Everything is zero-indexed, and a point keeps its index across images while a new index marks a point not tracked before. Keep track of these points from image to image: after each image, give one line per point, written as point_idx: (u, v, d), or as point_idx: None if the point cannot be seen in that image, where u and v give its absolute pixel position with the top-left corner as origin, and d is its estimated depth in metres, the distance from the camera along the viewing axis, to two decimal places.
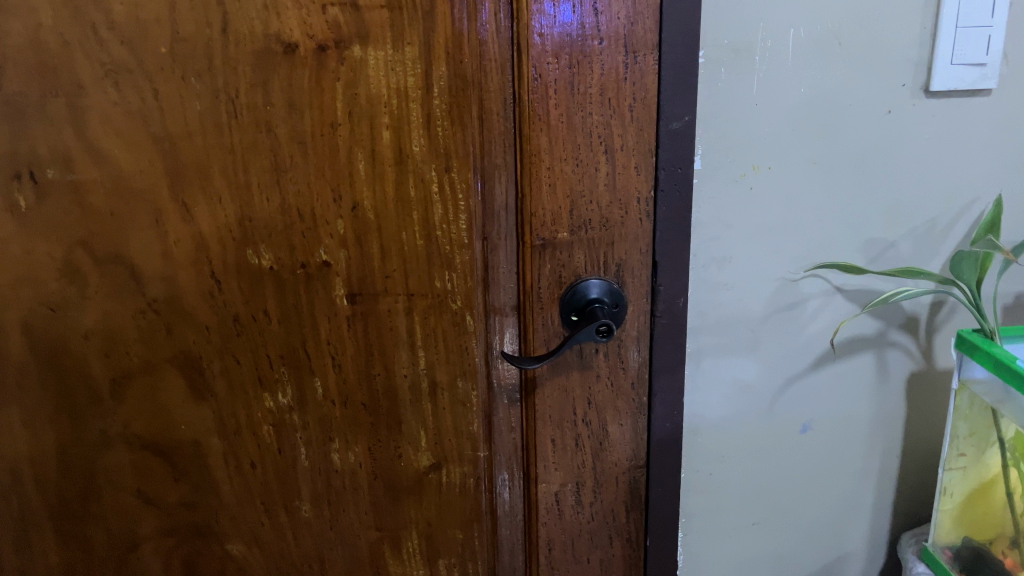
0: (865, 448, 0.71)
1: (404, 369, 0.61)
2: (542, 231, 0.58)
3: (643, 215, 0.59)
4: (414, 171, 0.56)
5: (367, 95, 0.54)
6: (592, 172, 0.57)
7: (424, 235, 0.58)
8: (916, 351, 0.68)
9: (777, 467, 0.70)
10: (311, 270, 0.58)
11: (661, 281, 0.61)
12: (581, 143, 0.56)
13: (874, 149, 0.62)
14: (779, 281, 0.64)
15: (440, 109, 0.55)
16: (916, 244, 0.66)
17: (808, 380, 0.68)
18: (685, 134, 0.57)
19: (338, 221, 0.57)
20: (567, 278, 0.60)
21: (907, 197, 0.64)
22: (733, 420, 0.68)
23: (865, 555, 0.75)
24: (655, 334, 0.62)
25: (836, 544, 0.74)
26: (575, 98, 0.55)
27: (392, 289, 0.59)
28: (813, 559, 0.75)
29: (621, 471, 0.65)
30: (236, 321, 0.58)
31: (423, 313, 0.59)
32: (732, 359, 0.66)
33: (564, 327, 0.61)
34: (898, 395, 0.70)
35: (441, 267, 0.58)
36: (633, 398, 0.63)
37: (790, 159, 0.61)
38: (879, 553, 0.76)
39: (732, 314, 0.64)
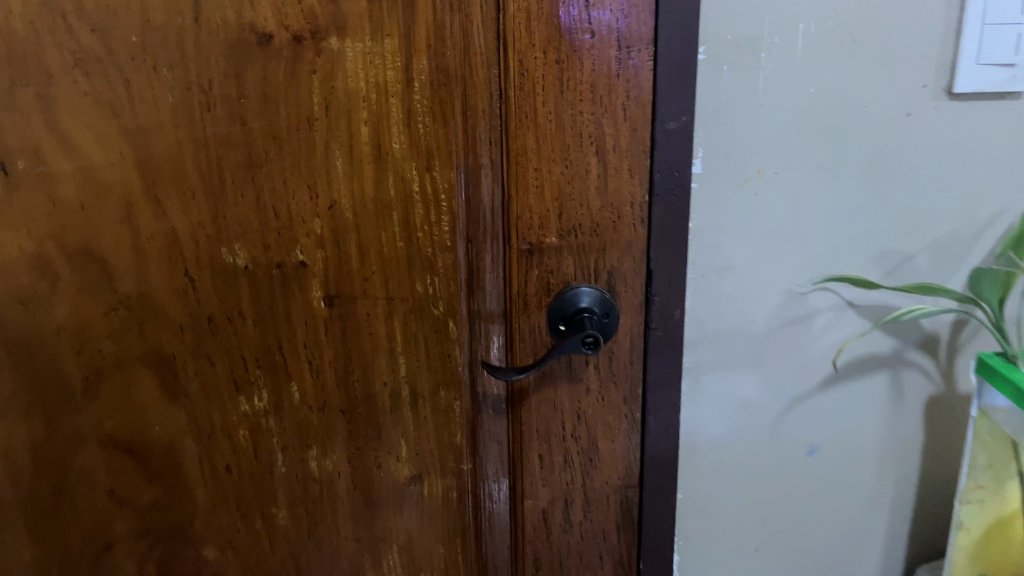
0: (878, 474, 0.66)
1: (384, 376, 0.58)
2: (529, 235, 0.55)
3: (637, 221, 0.55)
4: (394, 170, 0.54)
5: (345, 89, 0.52)
6: (582, 174, 0.54)
7: (404, 237, 0.55)
8: (936, 374, 0.64)
9: (782, 491, 0.66)
10: (287, 271, 0.56)
11: (656, 291, 0.57)
12: (570, 143, 0.53)
13: (891, 155, 0.58)
14: (785, 293, 0.60)
15: (422, 105, 0.52)
16: (936, 258, 0.61)
17: (816, 400, 0.64)
18: (682, 135, 0.54)
19: (315, 220, 0.55)
20: (556, 285, 0.57)
21: (926, 207, 0.59)
22: (734, 439, 0.64)
23: None
24: (649, 347, 0.59)
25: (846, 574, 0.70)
26: (565, 96, 0.52)
27: (371, 291, 0.56)
28: None
29: (611, 489, 0.62)
30: (211, 321, 0.57)
31: (403, 317, 0.57)
32: (733, 374, 0.62)
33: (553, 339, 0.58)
34: (916, 420, 0.65)
35: (423, 272, 0.56)
36: (626, 414, 0.60)
37: (799, 163, 0.57)
38: None
39: (734, 327, 0.61)
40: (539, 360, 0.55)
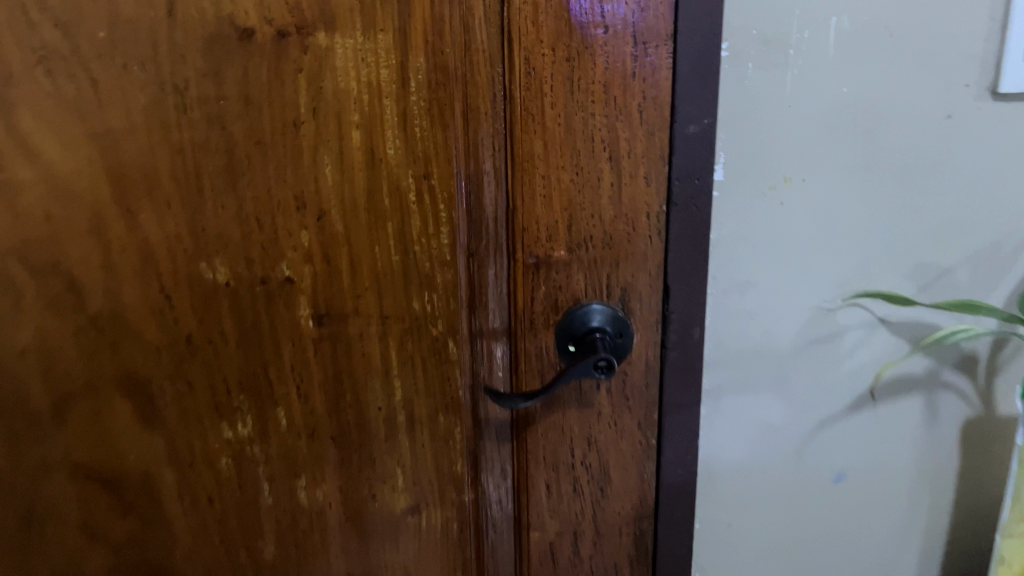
0: (910, 503, 0.62)
1: (378, 402, 0.54)
2: (535, 248, 0.51)
3: (653, 233, 0.51)
4: (388, 178, 0.49)
5: (334, 89, 0.47)
6: (594, 182, 0.49)
7: (400, 251, 0.51)
8: (974, 396, 0.59)
9: (806, 520, 0.61)
10: (272, 287, 0.51)
11: (673, 308, 0.53)
12: (581, 149, 0.48)
13: (928, 161, 0.53)
14: (812, 309, 0.56)
15: (418, 107, 0.48)
16: (975, 272, 0.56)
17: (844, 424, 0.59)
18: (703, 139, 0.49)
19: (302, 232, 0.50)
20: (565, 303, 0.52)
21: (966, 217, 0.55)
22: (756, 465, 0.59)
23: None
24: (666, 369, 0.54)
25: None
26: (575, 97, 0.47)
27: (364, 309, 0.52)
28: None
29: (624, 521, 0.58)
30: (190, 342, 0.52)
31: (399, 337, 0.53)
32: (755, 397, 0.58)
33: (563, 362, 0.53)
34: (951, 445, 0.60)
35: (420, 288, 0.52)
36: (640, 441, 0.56)
37: (827, 169, 0.53)
38: None
39: (756, 346, 0.56)
40: (548, 386, 0.50)
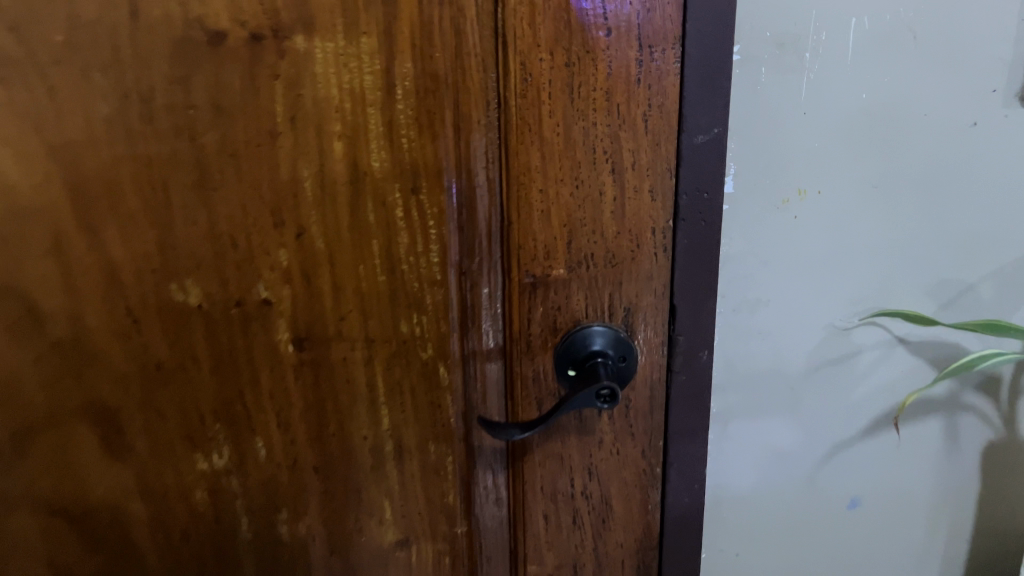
0: (927, 529, 0.59)
1: (364, 431, 0.50)
2: (532, 266, 0.47)
3: (659, 250, 0.47)
4: (373, 193, 0.45)
5: (313, 97, 0.43)
6: (596, 197, 0.46)
7: (386, 270, 0.47)
8: (996, 419, 0.56)
9: (818, 548, 0.59)
10: (248, 310, 0.48)
11: (680, 329, 0.49)
12: (582, 160, 0.45)
13: (950, 171, 0.50)
14: (827, 329, 0.52)
15: (405, 116, 0.44)
16: (1000, 289, 0.53)
17: (859, 449, 0.56)
18: (713, 149, 0.45)
19: (280, 250, 0.46)
20: (564, 325, 0.48)
21: (992, 231, 0.51)
22: (765, 492, 0.56)
23: None
24: (672, 394, 0.51)
25: None
26: (575, 105, 0.44)
27: (348, 332, 0.48)
28: None
29: (628, 553, 0.54)
30: (160, 368, 0.49)
31: (386, 362, 0.49)
32: (765, 421, 0.54)
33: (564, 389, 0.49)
34: (971, 469, 0.57)
35: (408, 309, 0.48)
36: (644, 469, 0.52)
37: (844, 181, 0.49)
38: None
39: (767, 367, 0.53)
40: (546, 415, 0.47)
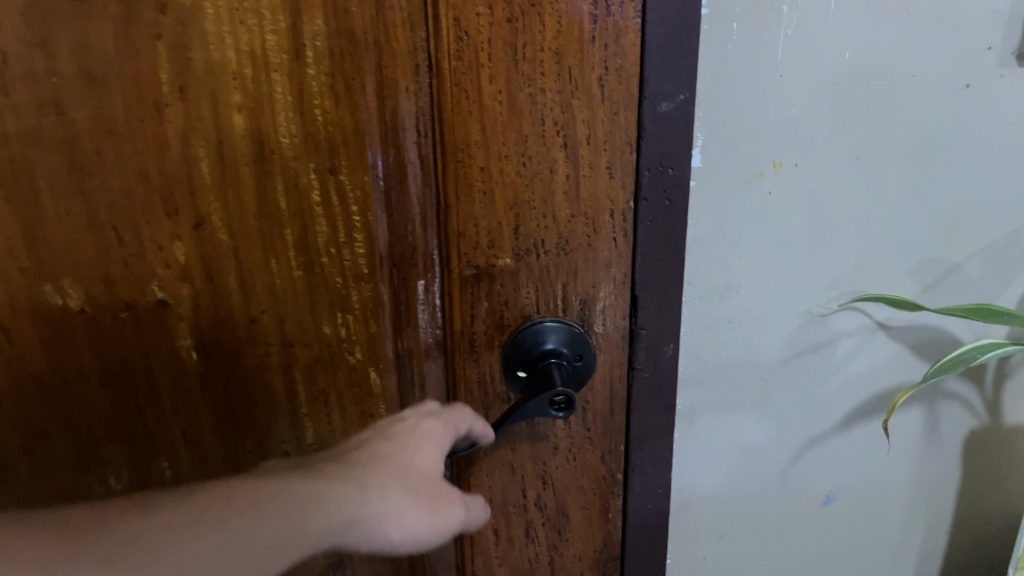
0: (905, 520, 0.56)
1: (286, 445, 0.45)
2: (474, 256, 0.41)
3: (618, 234, 0.41)
4: (283, 174, 0.38)
5: (205, 61, 0.36)
6: (547, 175, 0.39)
7: (303, 264, 0.40)
8: (979, 405, 0.53)
9: (788, 546, 0.55)
10: (141, 313, 0.41)
11: (643, 322, 0.44)
12: (529, 133, 0.38)
13: (941, 140, 0.46)
14: (802, 315, 0.48)
15: (318, 83, 0.37)
16: (986, 266, 0.50)
17: (836, 443, 0.52)
18: (678, 119, 0.39)
19: (176, 244, 0.39)
20: (512, 321, 0.42)
21: (979, 204, 0.48)
22: (733, 492, 0.52)
23: None
24: (633, 394, 0.46)
25: None
26: (519, 69, 0.37)
27: (261, 336, 0.42)
28: None
29: (586, 566, 0.49)
30: (38, 384, 0.41)
31: (308, 368, 0.43)
32: (736, 417, 0.50)
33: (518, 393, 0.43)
34: (952, 458, 0.54)
35: (332, 309, 0.42)
36: (604, 475, 0.47)
37: (826, 152, 0.44)
38: None
39: (737, 359, 0.48)
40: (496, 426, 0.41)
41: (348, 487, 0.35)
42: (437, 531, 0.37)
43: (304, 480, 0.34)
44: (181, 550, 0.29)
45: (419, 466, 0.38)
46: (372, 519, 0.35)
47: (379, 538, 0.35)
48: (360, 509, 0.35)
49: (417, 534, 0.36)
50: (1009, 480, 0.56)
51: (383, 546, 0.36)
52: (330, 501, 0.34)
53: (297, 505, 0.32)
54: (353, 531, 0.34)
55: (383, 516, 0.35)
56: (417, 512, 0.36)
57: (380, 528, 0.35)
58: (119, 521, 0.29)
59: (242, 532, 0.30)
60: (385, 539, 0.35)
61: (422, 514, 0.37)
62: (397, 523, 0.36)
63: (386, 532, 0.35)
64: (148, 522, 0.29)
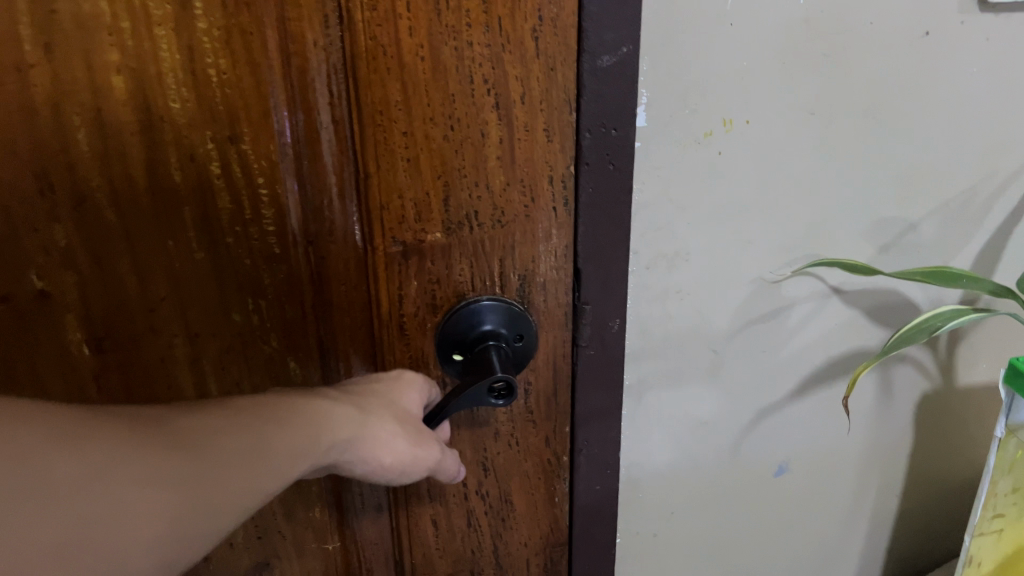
0: (858, 486, 0.55)
1: None
2: (399, 232, 0.37)
3: (559, 203, 0.38)
4: (175, 144, 0.34)
5: (74, 13, 0.31)
6: (478, 140, 0.35)
7: (206, 246, 0.36)
8: (933, 368, 0.52)
9: (740, 517, 0.53)
10: (21, 306, 0.35)
11: (587, 296, 0.41)
12: (456, 93, 0.34)
13: (900, 92, 0.43)
14: (755, 282, 0.45)
15: (210, 38, 0.32)
16: (943, 226, 0.48)
17: (788, 412, 0.50)
18: (620, 75, 0.36)
19: (54, 226, 0.34)
20: (445, 301, 0.38)
21: (936, 160, 0.46)
22: (684, 466, 0.50)
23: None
24: (577, 372, 0.43)
25: None
26: (444, 19, 0.32)
27: (163, 326, 0.37)
28: None
29: (532, 553, 0.46)
30: None
31: (219, 359, 0.39)
32: (686, 390, 0.47)
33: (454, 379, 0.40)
34: (906, 420, 0.54)
35: (241, 293, 0.37)
36: (549, 459, 0.44)
37: (780, 107, 0.41)
38: None
39: (687, 331, 0.45)
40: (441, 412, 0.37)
41: (349, 406, 0.32)
42: (420, 464, 0.35)
43: (307, 396, 0.31)
44: (228, 451, 0.26)
45: (405, 402, 0.36)
46: (368, 440, 0.33)
47: (370, 463, 0.34)
48: (359, 429, 0.33)
49: (401, 464, 0.35)
50: (958, 435, 0.56)
51: (372, 471, 0.34)
52: (332, 417, 0.31)
53: (310, 420, 0.30)
54: (350, 449, 0.32)
55: (377, 439, 0.33)
56: (403, 442, 0.34)
57: (371, 452, 0.33)
58: (159, 417, 0.26)
59: (270, 439, 0.28)
60: (376, 462, 0.34)
61: (408, 444, 0.35)
62: (388, 448, 0.34)
63: (377, 455, 0.34)
64: (181, 420, 0.26)
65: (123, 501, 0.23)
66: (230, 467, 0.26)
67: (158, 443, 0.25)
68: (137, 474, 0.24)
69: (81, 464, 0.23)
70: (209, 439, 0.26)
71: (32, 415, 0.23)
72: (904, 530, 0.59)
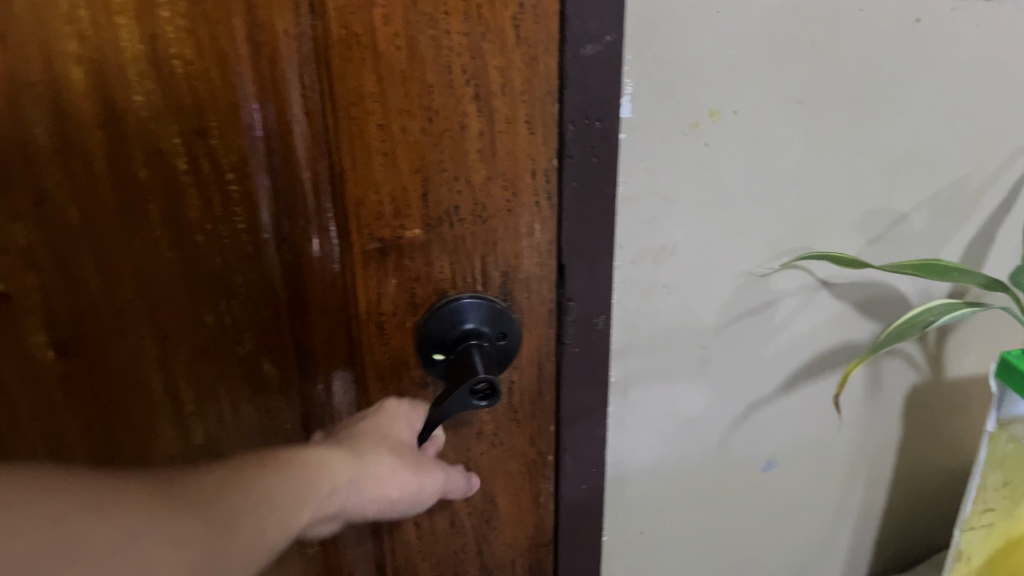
0: (846, 479, 0.55)
1: (171, 451, 0.39)
2: (377, 228, 0.35)
3: (542, 197, 0.36)
4: (140, 138, 0.32)
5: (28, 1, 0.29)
6: (457, 133, 0.33)
7: (175, 245, 0.34)
8: (922, 360, 0.53)
9: (727, 512, 0.53)
10: None
11: (571, 292, 0.40)
12: (434, 84, 0.32)
13: (890, 81, 0.42)
14: (742, 276, 0.44)
15: (174, 28, 0.30)
16: (932, 216, 0.48)
17: (775, 406, 0.50)
18: (604, 65, 0.35)
19: (13, 226, 0.33)
20: (424, 299, 0.37)
21: (927, 149, 0.45)
22: (672, 462, 0.49)
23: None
24: (562, 371, 0.41)
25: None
26: (421, 6, 0.31)
27: (131, 329, 0.36)
28: None
29: (517, 554, 0.45)
30: None
31: (191, 361, 0.37)
32: (673, 386, 0.46)
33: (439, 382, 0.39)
34: (894, 415, 0.54)
35: (213, 293, 0.36)
36: (534, 459, 0.43)
37: (769, 97, 0.40)
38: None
39: (674, 326, 0.44)
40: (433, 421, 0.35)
41: (346, 453, 0.34)
42: (424, 489, 0.37)
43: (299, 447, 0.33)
44: (241, 504, 0.28)
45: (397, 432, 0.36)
46: (372, 482, 0.35)
47: (380, 501, 0.35)
48: (359, 471, 0.34)
49: (409, 495, 0.36)
50: (946, 424, 0.57)
51: (383, 508, 0.35)
52: (330, 464, 0.33)
53: (307, 467, 0.32)
54: (356, 492, 0.34)
55: (380, 479, 0.35)
56: (406, 473, 0.36)
57: (377, 493, 0.35)
58: (175, 476, 0.28)
59: (276, 489, 0.30)
60: (385, 497, 0.35)
61: (410, 474, 0.36)
62: (392, 483, 0.35)
63: (385, 492, 0.35)
64: (200, 482, 0.28)
65: (144, 561, 0.25)
66: (243, 520, 0.28)
67: (179, 504, 0.27)
68: (157, 538, 0.26)
69: (105, 532, 0.25)
70: (223, 496, 0.28)
71: (56, 485, 0.25)
72: (887, 520, 0.60)
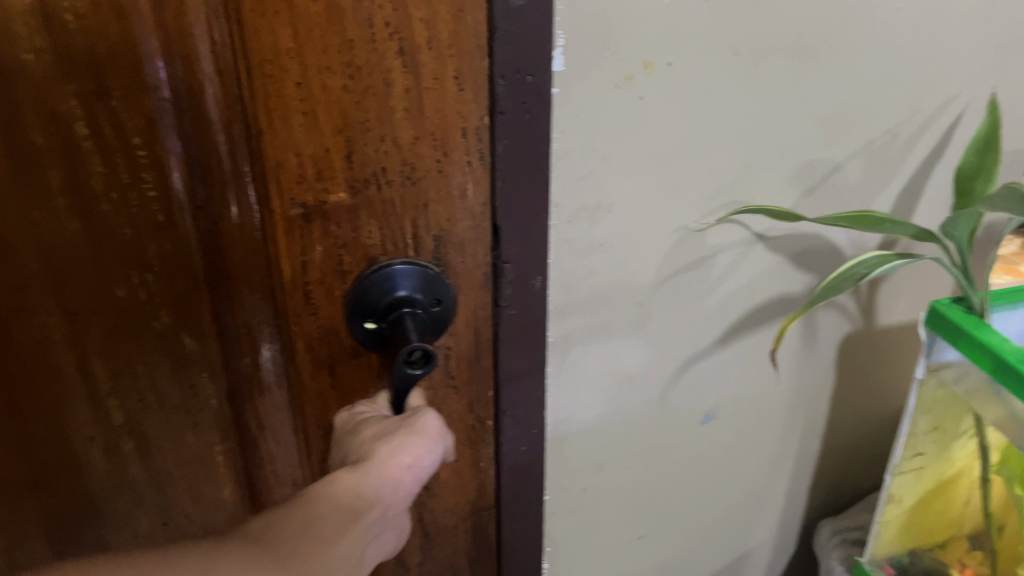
0: (782, 426, 0.57)
1: (89, 431, 0.38)
2: (299, 193, 0.33)
3: (475, 156, 0.35)
4: (32, 100, 0.29)
5: None
6: (382, 89, 0.31)
7: (79, 214, 0.32)
8: (854, 309, 0.54)
9: (665, 465, 0.54)
10: None
11: (507, 253, 0.38)
12: (355, 38, 0.30)
13: (826, 30, 0.42)
14: (679, 231, 0.44)
15: None
16: (865, 165, 0.48)
17: (713, 360, 0.50)
18: (535, 16, 0.33)
19: None
20: (352, 266, 0.35)
21: (862, 99, 0.45)
22: (612, 419, 0.49)
23: (751, 530, 0.62)
24: (499, 334, 0.40)
25: (722, 526, 0.61)
26: None
27: (35, 306, 0.34)
28: (696, 544, 0.60)
29: (459, 519, 0.45)
30: None
31: (105, 339, 0.35)
32: (613, 343, 0.46)
33: (381, 353, 0.37)
34: (827, 363, 0.55)
35: (124, 266, 0.34)
36: (472, 424, 0.42)
37: (707, 48, 0.39)
38: (766, 522, 0.63)
39: (613, 284, 0.44)
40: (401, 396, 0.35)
41: (341, 471, 0.32)
42: (434, 431, 0.35)
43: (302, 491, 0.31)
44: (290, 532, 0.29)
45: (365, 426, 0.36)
46: (380, 466, 0.33)
47: (404, 471, 0.33)
48: (363, 468, 0.32)
49: (426, 451, 0.34)
50: (875, 367, 0.58)
51: (416, 475, 0.33)
52: (326, 488, 0.31)
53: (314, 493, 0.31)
54: (376, 484, 0.32)
55: (384, 459, 0.33)
56: (403, 441, 0.34)
57: (394, 473, 0.33)
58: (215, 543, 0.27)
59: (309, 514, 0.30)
60: (405, 464, 0.33)
61: (409, 438, 0.34)
62: (399, 451, 0.33)
63: (399, 462, 0.33)
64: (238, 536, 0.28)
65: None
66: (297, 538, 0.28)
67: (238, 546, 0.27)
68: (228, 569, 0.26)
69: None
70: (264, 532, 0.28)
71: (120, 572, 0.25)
72: (819, 463, 0.61)
